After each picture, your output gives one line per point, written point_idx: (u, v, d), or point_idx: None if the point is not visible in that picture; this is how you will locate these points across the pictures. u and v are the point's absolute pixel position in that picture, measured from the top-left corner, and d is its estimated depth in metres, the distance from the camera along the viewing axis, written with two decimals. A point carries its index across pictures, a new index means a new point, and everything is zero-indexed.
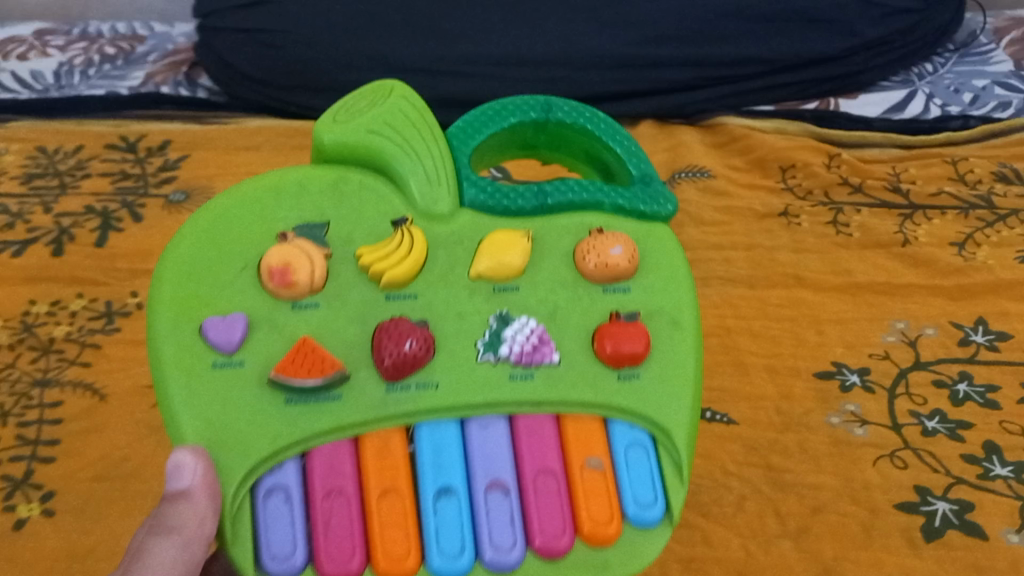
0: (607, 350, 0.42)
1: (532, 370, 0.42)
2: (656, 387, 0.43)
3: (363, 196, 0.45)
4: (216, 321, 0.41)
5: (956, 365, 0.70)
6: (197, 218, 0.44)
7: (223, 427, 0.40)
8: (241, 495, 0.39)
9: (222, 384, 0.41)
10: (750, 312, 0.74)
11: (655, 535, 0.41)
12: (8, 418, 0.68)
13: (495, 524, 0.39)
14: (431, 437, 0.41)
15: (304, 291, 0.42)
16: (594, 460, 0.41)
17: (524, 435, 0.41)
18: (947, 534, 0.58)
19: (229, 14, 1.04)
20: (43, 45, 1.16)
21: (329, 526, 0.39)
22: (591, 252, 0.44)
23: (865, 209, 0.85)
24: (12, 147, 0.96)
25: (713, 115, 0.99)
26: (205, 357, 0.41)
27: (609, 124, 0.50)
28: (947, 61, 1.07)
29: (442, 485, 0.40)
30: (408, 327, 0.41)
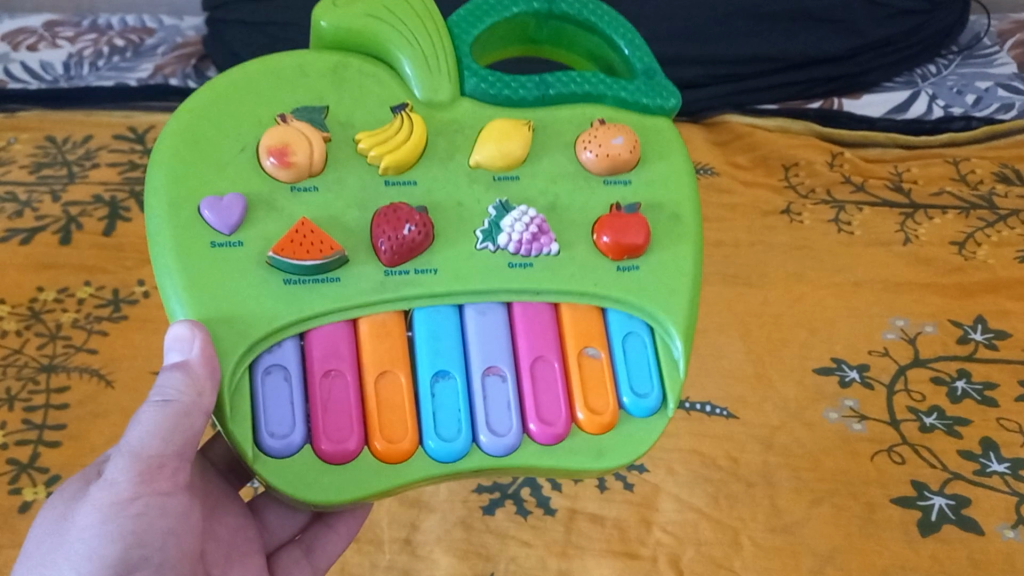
0: (606, 239, 0.41)
1: (531, 260, 0.41)
2: (656, 279, 0.42)
3: (366, 81, 0.43)
4: (214, 201, 0.39)
5: (955, 362, 0.70)
6: (195, 98, 0.41)
7: (221, 305, 0.38)
8: (243, 369, 0.38)
9: (220, 263, 0.39)
10: (751, 308, 0.74)
11: (650, 426, 0.41)
12: (15, 403, 0.69)
13: (492, 408, 0.40)
14: (429, 320, 0.40)
15: (302, 173, 0.40)
16: (592, 348, 0.41)
17: (523, 321, 0.41)
18: (943, 529, 0.58)
19: (237, 7, 1.05)
20: (53, 36, 1.16)
21: (328, 404, 0.38)
22: (592, 142, 0.43)
23: (867, 207, 0.86)
24: (22, 136, 0.97)
25: (718, 112, 0.98)
26: (204, 237, 0.39)
27: (614, 17, 0.48)
28: (950, 62, 1.07)
29: (439, 369, 0.39)
30: (407, 212, 0.40)
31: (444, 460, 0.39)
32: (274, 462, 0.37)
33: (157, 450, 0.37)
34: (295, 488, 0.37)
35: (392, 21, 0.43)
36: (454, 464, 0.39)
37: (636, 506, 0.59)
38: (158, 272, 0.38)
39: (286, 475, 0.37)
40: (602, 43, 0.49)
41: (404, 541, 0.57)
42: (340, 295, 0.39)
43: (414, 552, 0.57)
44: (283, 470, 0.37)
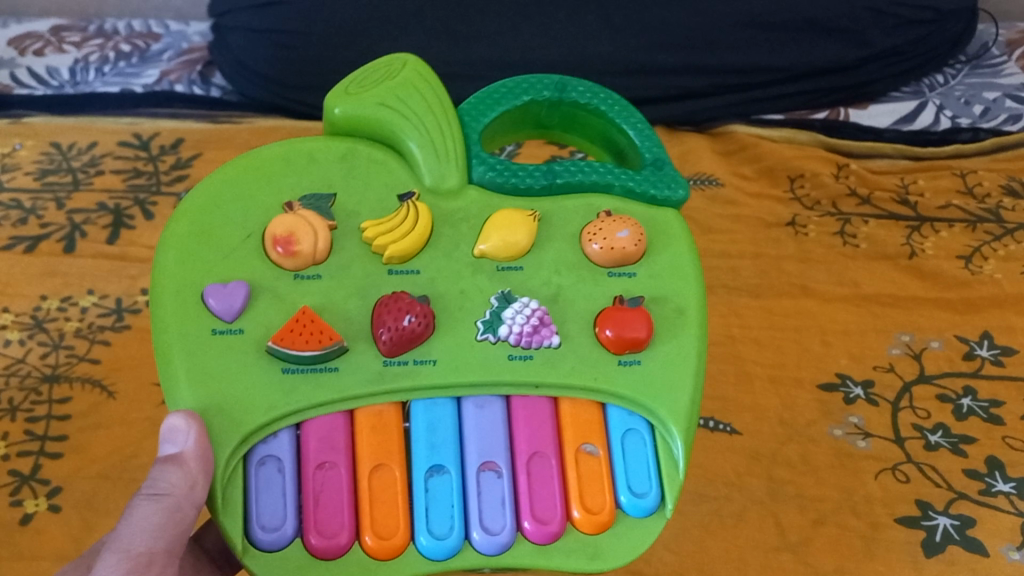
0: (608, 333, 0.43)
1: (531, 352, 0.43)
2: (658, 374, 0.44)
3: (372, 169, 0.46)
4: (218, 288, 0.42)
5: (961, 379, 0.70)
6: (205, 184, 0.45)
7: (219, 393, 0.40)
8: (235, 461, 0.40)
9: (222, 350, 0.42)
10: (755, 321, 0.74)
11: (648, 526, 0.42)
12: (17, 413, 0.68)
13: (486, 506, 0.41)
14: (427, 413, 0.42)
15: (307, 262, 0.43)
16: (590, 446, 0.42)
17: (521, 415, 0.42)
18: (947, 549, 0.58)
19: (243, 13, 1.05)
20: (59, 41, 1.17)
21: (320, 498, 0.40)
22: (597, 236, 0.45)
23: (873, 220, 0.85)
24: (27, 143, 0.97)
25: (721, 123, 1.00)
26: (206, 325, 0.42)
27: (623, 106, 0.51)
28: (958, 72, 1.06)
29: (435, 464, 0.41)
30: (408, 302, 0.42)
31: (434, 557, 0.40)
32: (263, 556, 0.39)
33: (145, 547, 0.39)
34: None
35: (399, 109, 0.47)
36: (446, 561, 0.40)
37: None
38: (163, 355, 0.41)
39: (275, 569, 0.39)
40: (613, 130, 0.52)
41: None
42: (337, 386, 0.41)
43: None
44: (272, 564, 0.39)
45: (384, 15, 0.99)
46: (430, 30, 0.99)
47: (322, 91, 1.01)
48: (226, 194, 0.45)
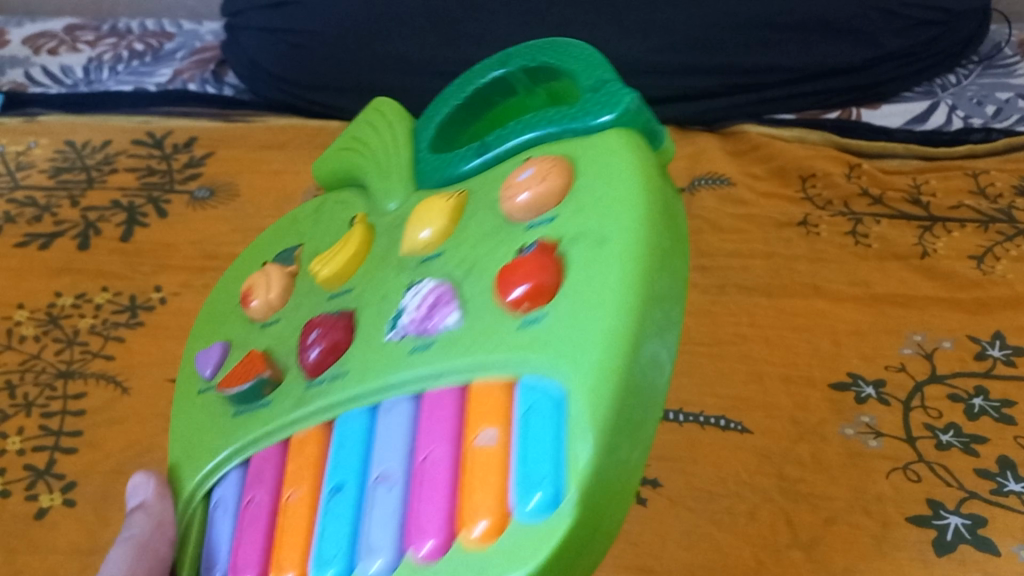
0: (511, 296, 0.41)
1: (427, 337, 0.43)
2: (561, 330, 0.38)
3: (337, 211, 0.59)
4: (205, 351, 0.55)
5: (972, 379, 0.70)
6: (238, 262, 0.62)
7: (193, 441, 0.50)
8: (196, 504, 0.48)
9: (204, 397, 0.52)
10: (766, 320, 0.74)
11: (549, 522, 0.34)
12: (32, 409, 0.69)
13: (376, 519, 0.39)
14: (342, 428, 0.44)
15: (273, 301, 0.54)
16: (487, 435, 0.38)
17: (425, 416, 0.41)
18: (958, 548, 0.58)
19: (255, 13, 1.05)
20: (73, 40, 1.17)
21: (243, 530, 0.44)
22: (506, 203, 0.46)
23: (885, 219, 0.85)
24: (41, 141, 0.98)
25: (734, 123, 1.00)
26: (197, 385, 0.54)
27: (559, 48, 0.54)
28: (970, 73, 1.06)
29: (338, 484, 0.41)
30: (322, 322, 0.49)
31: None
32: None
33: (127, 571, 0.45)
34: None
35: (361, 152, 0.60)
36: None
37: (649, 522, 0.59)
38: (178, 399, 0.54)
39: None
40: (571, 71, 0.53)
41: None
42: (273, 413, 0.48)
43: None
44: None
45: (396, 15, 1.00)
46: (442, 30, 0.99)
47: (336, 90, 1.02)
48: (245, 264, 0.61)
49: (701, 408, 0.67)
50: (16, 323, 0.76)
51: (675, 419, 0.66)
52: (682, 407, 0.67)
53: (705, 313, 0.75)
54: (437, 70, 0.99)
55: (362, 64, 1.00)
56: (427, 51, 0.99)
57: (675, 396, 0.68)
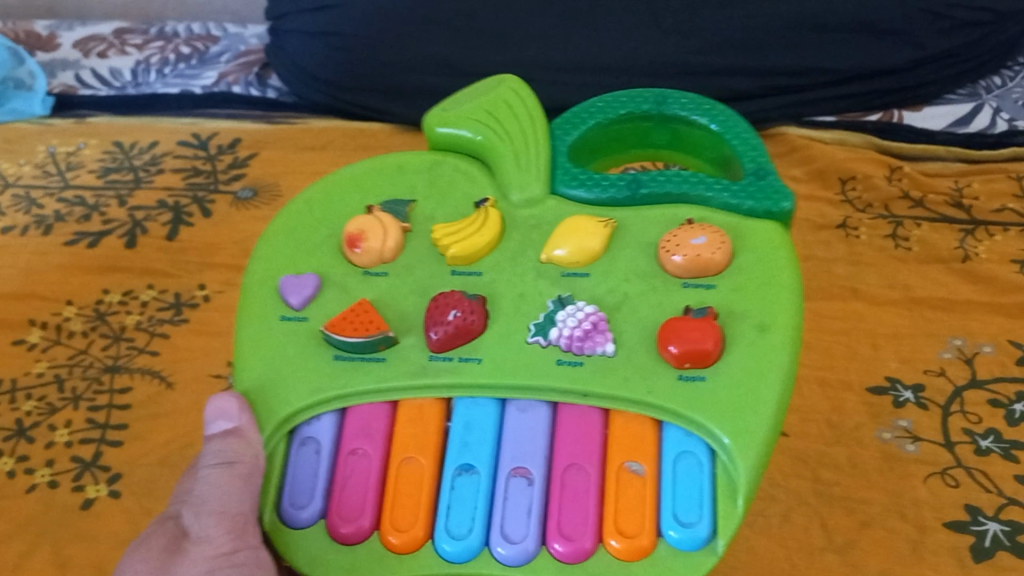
0: (673, 349, 0.44)
1: (581, 357, 0.45)
2: (718, 389, 0.44)
3: (456, 177, 0.55)
4: (292, 281, 0.50)
5: (1014, 385, 0.69)
6: (311, 189, 0.56)
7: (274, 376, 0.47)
8: (278, 439, 0.45)
9: (286, 333, 0.49)
10: (804, 324, 0.74)
11: (694, 559, 0.41)
12: (79, 402, 0.71)
13: (511, 514, 0.42)
14: (466, 413, 0.45)
15: (375, 259, 0.51)
16: (636, 464, 0.43)
17: (564, 430, 0.44)
18: (997, 555, 0.57)
19: (298, 16, 1.07)
20: (121, 43, 1.20)
21: (348, 481, 0.44)
22: (676, 248, 0.48)
23: (925, 222, 0.85)
24: (91, 142, 1.00)
25: (774, 125, 1.00)
26: (277, 311, 0.50)
27: (732, 125, 0.56)
28: (1016, 74, 1.05)
29: (465, 463, 0.43)
30: (456, 299, 0.47)
31: (690, 547, 0.41)
32: (291, 531, 0.43)
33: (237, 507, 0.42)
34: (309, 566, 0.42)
35: (485, 123, 0.56)
36: (697, 552, 0.41)
37: None
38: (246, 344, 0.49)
39: (299, 544, 0.43)
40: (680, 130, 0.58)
41: None
42: (409, 373, 0.46)
43: None
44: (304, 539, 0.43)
45: (437, 18, 1.01)
46: (482, 35, 1.00)
47: (377, 92, 1.03)
48: (330, 198, 0.55)
49: None
50: (65, 318, 0.78)
51: None
52: None
53: None
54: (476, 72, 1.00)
55: (404, 66, 1.01)
56: (467, 53, 1.00)
57: None
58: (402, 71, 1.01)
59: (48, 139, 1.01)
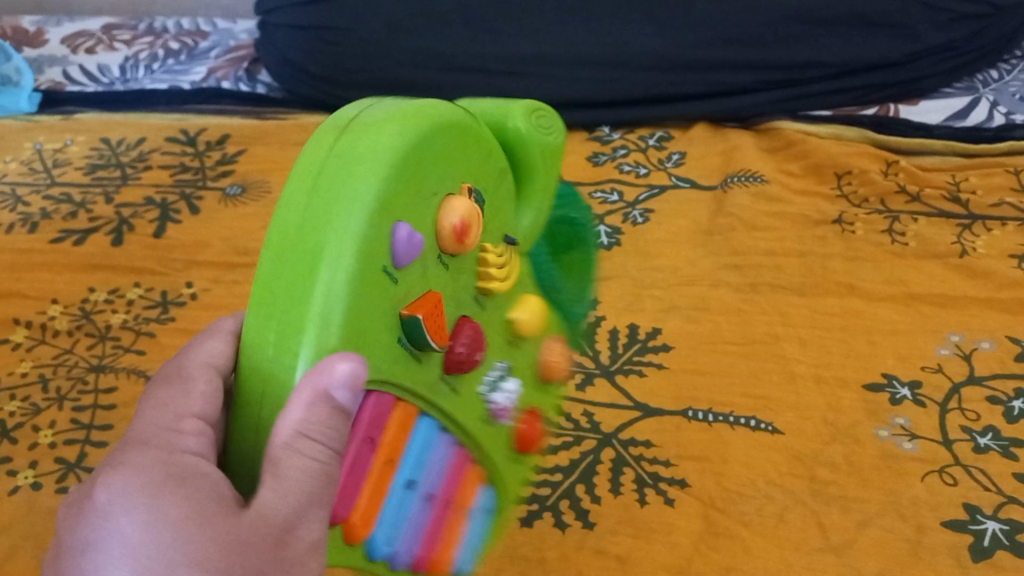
0: (533, 430, 0.46)
1: (490, 415, 0.44)
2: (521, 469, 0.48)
3: (472, 163, 0.45)
4: (409, 230, 0.37)
5: (1012, 381, 0.68)
6: (412, 108, 0.40)
7: (365, 340, 0.35)
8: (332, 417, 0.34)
9: (381, 293, 0.36)
10: (800, 320, 0.73)
11: None
12: (64, 401, 0.70)
13: (414, 526, 0.40)
14: (424, 431, 0.40)
15: (447, 250, 0.41)
16: (474, 510, 0.44)
17: (462, 457, 0.42)
18: (996, 554, 0.56)
19: (289, 11, 1.06)
20: (110, 39, 1.19)
21: (352, 471, 0.36)
22: (557, 356, 0.50)
23: (922, 217, 0.84)
24: (78, 138, 0.99)
25: (770, 118, 0.98)
26: (382, 258, 0.36)
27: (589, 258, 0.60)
28: (1013, 68, 1.04)
29: (411, 479, 0.39)
30: (480, 339, 0.42)
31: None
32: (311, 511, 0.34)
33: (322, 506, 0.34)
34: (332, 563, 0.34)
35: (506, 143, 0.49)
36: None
37: (675, 522, 0.58)
38: (315, 294, 0.34)
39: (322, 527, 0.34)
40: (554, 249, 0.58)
41: None
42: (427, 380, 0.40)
43: None
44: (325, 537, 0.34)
45: (428, 13, 1.00)
46: (475, 30, 0.99)
47: (367, 87, 1.02)
48: (432, 128, 0.40)
49: (731, 408, 0.66)
50: (50, 317, 0.77)
51: (704, 418, 0.65)
52: (712, 407, 0.66)
53: (737, 312, 0.74)
54: (469, 66, 0.99)
55: (395, 60, 1.00)
56: (458, 48, 0.99)
57: (705, 395, 0.67)
58: (391, 65, 1.00)
59: (35, 135, 1.00)
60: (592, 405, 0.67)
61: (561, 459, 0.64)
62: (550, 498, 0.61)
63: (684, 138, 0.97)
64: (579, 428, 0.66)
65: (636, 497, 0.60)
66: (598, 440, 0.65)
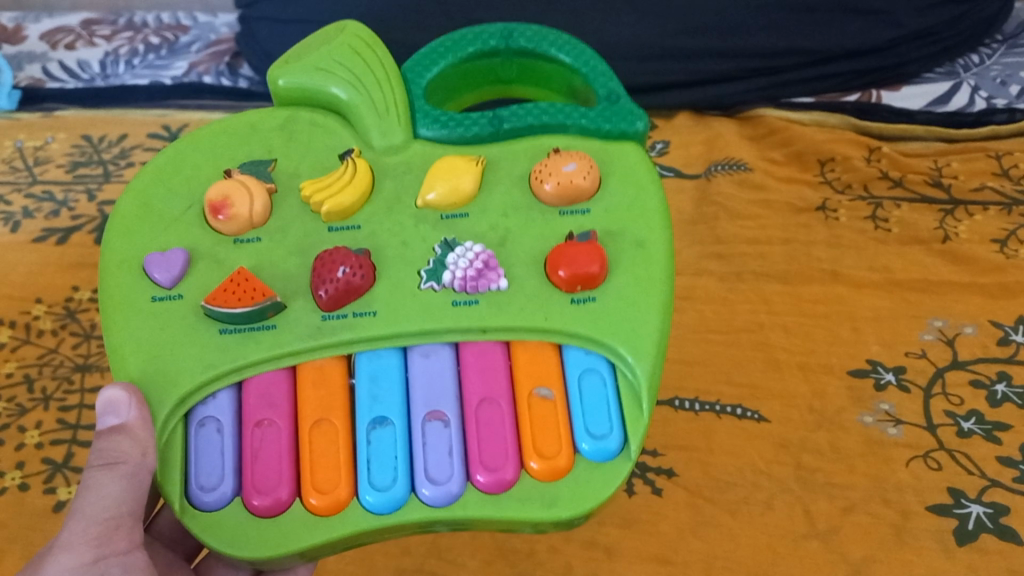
0: (561, 274, 0.46)
1: (475, 295, 0.46)
2: (612, 308, 0.46)
3: (315, 131, 0.52)
4: (157, 258, 0.47)
5: (995, 365, 0.68)
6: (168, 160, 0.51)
7: (157, 353, 0.45)
8: (173, 423, 0.44)
9: (165, 313, 0.46)
10: (784, 307, 0.73)
11: (614, 467, 0.44)
12: (49, 402, 0.69)
13: (431, 457, 0.43)
14: (371, 366, 0.45)
15: (244, 225, 0.48)
16: (544, 389, 0.44)
17: (468, 365, 0.45)
18: (981, 538, 0.57)
19: (267, 5, 1.07)
20: (89, 35, 1.18)
21: (258, 454, 0.43)
22: (547, 176, 0.49)
23: (904, 203, 0.84)
24: (59, 136, 0.98)
25: (751, 107, 0.99)
26: (146, 294, 0.47)
27: (570, 43, 0.55)
28: (993, 53, 1.04)
29: (378, 416, 0.44)
30: (342, 256, 0.46)
31: (602, 458, 0.44)
32: (200, 514, 0.42)
33: (112, 513, 0.42)
34: (230, 546, 0.41)
35: (335, 70, 0.52)
36: (611, 462, 0.44)
37: (662, 511, 0.59)
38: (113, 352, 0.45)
39: (215, 526, 0.42)
40: (531, 60, 0.56)
41: (431, 543, 0.57)
42: (199, 368, 0.44)
43: (442, 556, 0.57)
44: (215, 522, 0.42)
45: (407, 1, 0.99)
46: (456, 19, 0.98)
47: None
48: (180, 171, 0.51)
49: (717, 397, 0.66)
50: (34, 317, 0.76)
51: (691, 408, 0.65)
52: (698, 395, 0.66)
53: (722, 301, 0.74)
54: None
55: None
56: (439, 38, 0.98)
57: (692, 384, 0.67)
58: None
59: (16, 134, 0.99)
60: None
61: None
62: None
63: (667, 127, 0.97)
64: None
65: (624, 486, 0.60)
66: None
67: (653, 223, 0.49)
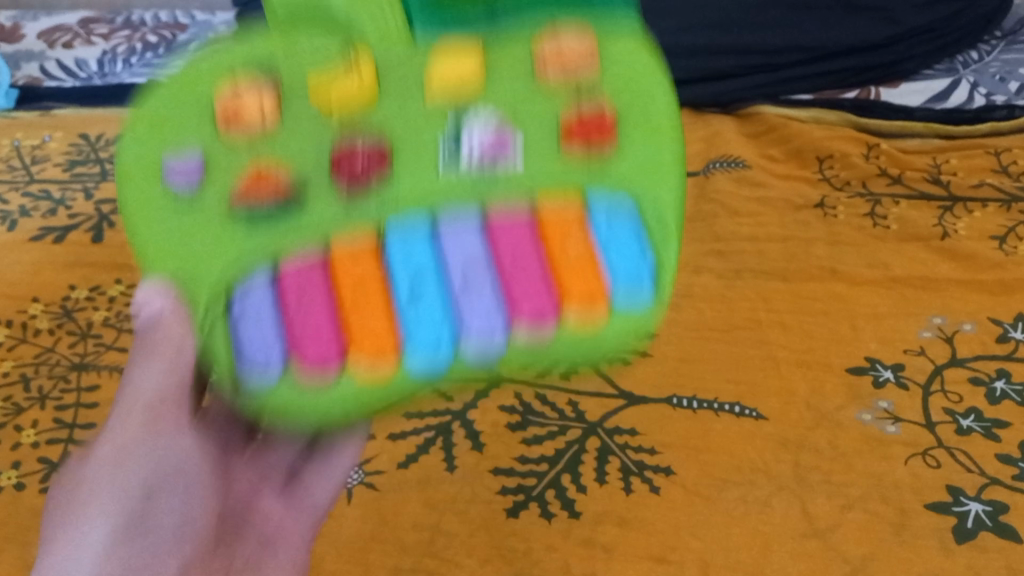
0: None
1: (493, 164, 0.52)
2: (630, 169, 0.52)
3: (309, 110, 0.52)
4: (178, 168, 0.51)
5: (994, 362, 0.68)
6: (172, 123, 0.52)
7: (186, 254, 0.49)
8: (216, 316, 0.48)
9: (201, 217, 0.50)
10: (783, 305, 0.73)
11: (648, 311, 0.50)
12: (46, 401, 0.69)
13: (473, 311, 0.48)
14: (401, 238, 0.50)
15: None
16: (572, 245, 0.50)
17: (499, 232, 0.50)
18: (980, 536, 0.57)
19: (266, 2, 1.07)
20: (87, 33, 1.18)
21: (306, 319, 0.48)
22: None
23: (903, 200, 0.84)
24: (56, 134, 0.98)
25: (750, 103, 0.98)
26: (174, 197, 0.51)
27: None
28: (992, 49, 1.04)
29: (415, 275, 0.49)
30: None
31: (633, 297, 0.49)
32: (261, 388, 0.47)
33: (155, 391, 0.46)
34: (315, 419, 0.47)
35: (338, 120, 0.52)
36: (643, 313, 0.50)
37: (660, 509, 0.58)
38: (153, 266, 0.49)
39: (282, 397, 0.47)
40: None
41: (427, 543, 0.57)
42: (222, 268, 0.49)
43: (439, 555, 0.57)
44: (287, 400, 0.47)
45: None
46: None
47: None
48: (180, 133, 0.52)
49: (715, 394, 0.66)
50: (31, 316, 0.76)
51: (688, 406, 0.65)
52: (696, 394, 0.66)
53: (720, 298, 0.74)
54: None
55: None
56: None
57: (689, 382, 0.67)
58: None
59: (13, 133, 0.99)
60: (578, 394, 0.67)
61: (546, 449, 0.64)
62: (536, 488, 0.61)
63: None
64: (565, 418, 0.66)
65: (621, 484, 0.60)
66: (583, 429, 0.65)
67: (658, 109, 0.54)
